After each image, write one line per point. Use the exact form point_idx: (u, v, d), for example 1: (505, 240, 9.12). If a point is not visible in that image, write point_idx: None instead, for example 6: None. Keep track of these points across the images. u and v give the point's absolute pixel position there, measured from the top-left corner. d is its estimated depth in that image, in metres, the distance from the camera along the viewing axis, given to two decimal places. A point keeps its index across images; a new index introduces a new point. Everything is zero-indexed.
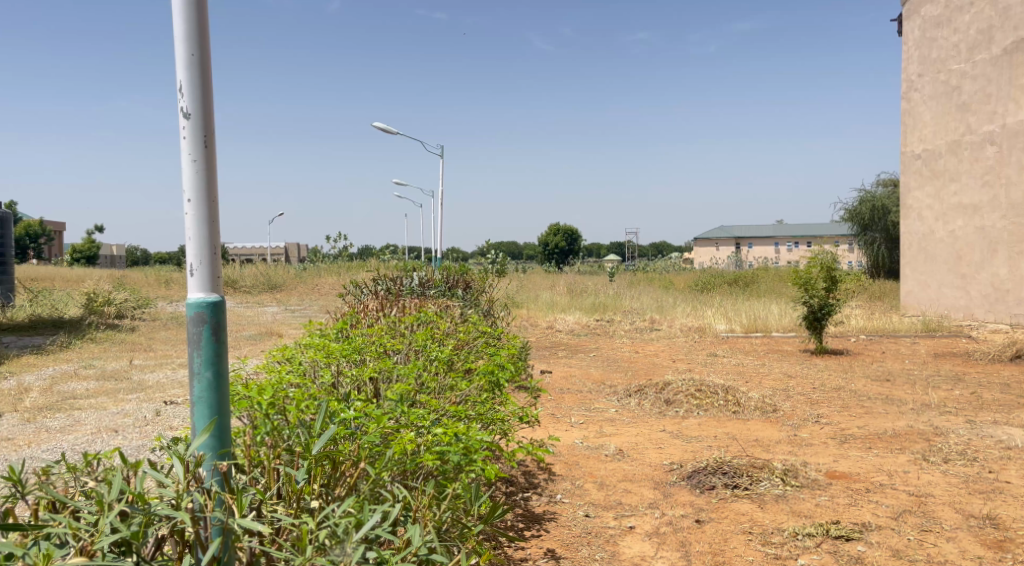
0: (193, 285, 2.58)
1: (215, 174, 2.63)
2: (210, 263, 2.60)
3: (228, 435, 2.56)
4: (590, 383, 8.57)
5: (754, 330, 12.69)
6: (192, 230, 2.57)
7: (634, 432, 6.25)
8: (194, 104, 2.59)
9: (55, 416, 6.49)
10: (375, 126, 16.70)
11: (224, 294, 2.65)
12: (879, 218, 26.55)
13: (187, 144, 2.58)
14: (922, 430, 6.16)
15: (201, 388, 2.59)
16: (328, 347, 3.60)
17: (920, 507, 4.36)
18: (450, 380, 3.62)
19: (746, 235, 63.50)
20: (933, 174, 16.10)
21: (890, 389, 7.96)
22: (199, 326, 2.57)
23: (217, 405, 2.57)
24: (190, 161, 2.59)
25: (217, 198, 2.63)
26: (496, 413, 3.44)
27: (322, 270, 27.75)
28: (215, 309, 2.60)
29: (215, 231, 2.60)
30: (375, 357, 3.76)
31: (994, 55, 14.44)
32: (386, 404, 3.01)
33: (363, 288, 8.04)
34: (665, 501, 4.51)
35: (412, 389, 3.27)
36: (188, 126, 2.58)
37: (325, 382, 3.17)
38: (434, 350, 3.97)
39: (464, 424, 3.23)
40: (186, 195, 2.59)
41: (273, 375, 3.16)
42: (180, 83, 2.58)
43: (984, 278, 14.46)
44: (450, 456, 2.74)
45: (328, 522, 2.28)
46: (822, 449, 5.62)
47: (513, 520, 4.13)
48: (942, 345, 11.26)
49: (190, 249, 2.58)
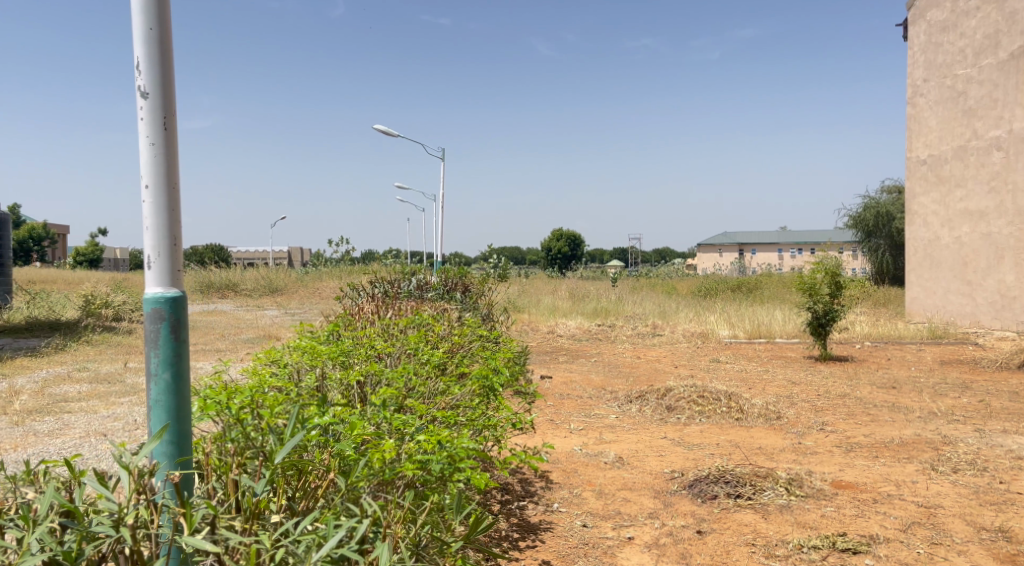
0: (152, 280, 2.55)
1: (175, 157, 2.60)
2: (168, 255, 2.57)
3: (188, 440, 2.53)
4: (590, 389, 8.43)
5: (757, 336, 12.55)
6: (150, 219, 2.54)
7: (635, 439, 6.12)
8: (153, 81, 2.55)
9: (44, 419, 6.38)
10: (378, 128, 16.60)
11: (184, 290, 2.61)
12: (884, 225, 26.43)
13: (145, 125, 2.54)
14: (930, 438, 6.02)
15: (158, 389, 2.53)
16: (314, 349, 3.48)
17: (930, 519, 4.21)
18: (442, 385, 3.48)
19: (749, 241, 63.30)
20: (939, 180, 15.95)
21: (896, 396, 7.81)
22: (156, 322, 2.53)
23: (175, 409, 2.53)
24: (148, 143, 2.55)
25: (177, 183, 2.59)
26: (488, 418, 3.31)
27: (324, 274, 27.65)
28: (174, 305, 2.56)
29: (174, 220, 2.58)
30: (364, 359, 3.63)
31: (1000, 59, 14.30)
32: (368, 409, 2.88)
33: (360, 291, 7.91)
34: (666, 510, 4.37)
35: (400, 392, 3.16)
36: (146, 105, 2.55)
37: (305, 384, 3.06)
38: (426, 352, 3.87)
39: (453, 431, 3.10)
40: (144, 180, 2.55)
41: (255, 376, 3.05)
42: (138, 59, 2.54)
43: (990, 285, 14.32)
44: (432, 466, 2.60)
45: (287, 539, 2.18)
46: (828, 457, 5.48)
47: (508, 530, 4.01)
48: (948, 352, 11.11)
49: (147, 240, 2.54)
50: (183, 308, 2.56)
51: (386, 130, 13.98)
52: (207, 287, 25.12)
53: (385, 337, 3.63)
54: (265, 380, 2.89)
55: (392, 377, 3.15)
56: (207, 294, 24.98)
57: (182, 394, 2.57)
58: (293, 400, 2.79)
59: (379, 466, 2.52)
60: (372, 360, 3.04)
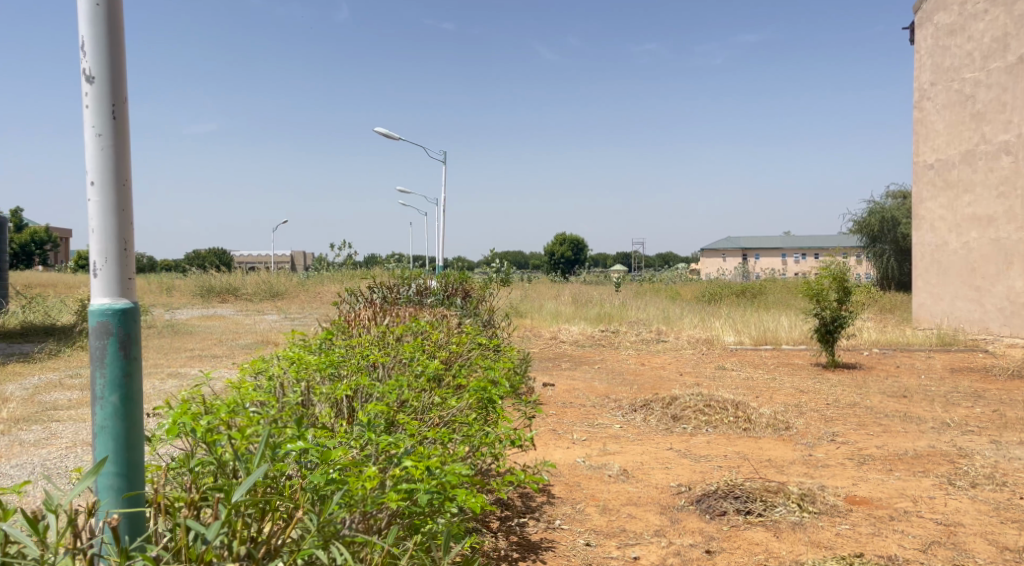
0: (99, 290, 2.43)
1: (125, 150, 2.47)
2: (117, 261, 2.44)
3: (140, 470, 2.45)
4: (593, 397, 8.23)
5: (763, 342, 12.35)
6: (96, 220, 2.41)
7: (640, 451, 5.93)
8: (99, 64, 2.43)
9: (31, 428, 6.21)
10: (379, 132, 16.50)
11: (135, 300, 2.49)
12: (889, 230, 26.20)
13: (90, 114, 2.42)
14: (946, 450, 5.81)
15: (105, 414, 2.42)
16: (303, 359, 3.31)
17: (950, 538, 4.02)
18: (437, 399, 3.28)
19: (753, 246, 63.04)
20: (946, 185, 15.74)
21: (908, 406, 7.61)
22: (103, 338, 2.42)
23: (125, 438, 2.42)
24: (94, 134, 2.43)
25: (127, 181, 2.46)
26: (486, 436, 3.13)
27: (326, 278, 27.51)
28: (122, 318, 2.45)
29: (124, 222, 2.45)
30: (355, 371, 3.45)
31: (1009, 63, 14.12)
32: (352, 431, 2.69)
33: (358, 297, 7.71)
34: (673, 528, 4.18)
35: (392, 408, 2.98)
36: (91, 90, 2.42)
37: (288, 399, 2.89)
38: (422, 361, 3.69)
39: (448, 450, 2.91)
40: (89, 177, 2.43)
41: (235, 390, 2.89)
42: (83, 39, 2.42)
43: (999, 291, 14.10)
44: (419, 496, 2.39)
45: None
46: (840, 471, 5.28)
47: (507, 549, 3.82)
48: (958, 360, 10.89)
49: (93, 243, 2.41)
50: (133, 319, 2.46)
51: (385, 133, 13.80)
52: (208, 291, 24.97)
53: (379, 346, 3.45)
54: (243, 395, 2.72)
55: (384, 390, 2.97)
56: (208, 298, 24.84)
57: (133, 418, 2.45)
58: (272, 416, 2.63)
59: (359, 496, 2.34)
60: (360, 372, 2.86)
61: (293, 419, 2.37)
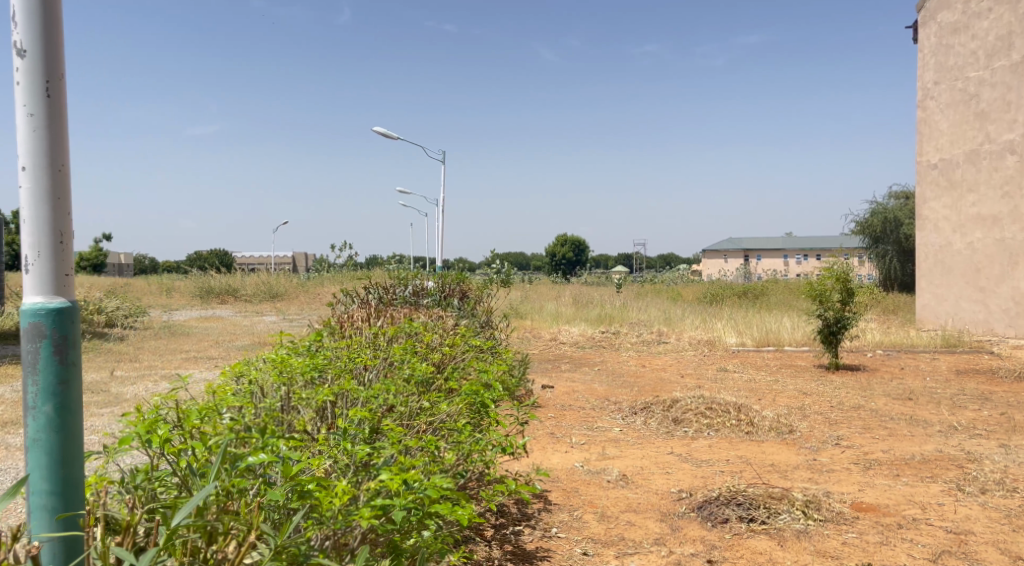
0: (33, 289, 2.31)
1: (61, 131, 2.34)
2: (50, 254, 2.31)
3: (80, 488, 2.34)
4: (593, 399, 8.10)
5: (766, 343, 12.20)
6: (27, 209, 2.28)
7: (640, 455, 5.79)
8: (31, 38, 2.30)
9: (17, 432, 6.08)
10: (378, 131, 16.33)
11: (73, 300, 2.36)
12: (892, 230, 26.06)
13: (21, 92, 2.29)
14: (954, 455, 5.67)
15: (37, 427, 2.30)
16: (287, 361, 3.18)
17: (961, 547, 3.88)
18: (427, 403, 3.12)
19: (755, 247, 62.91)
20: (950, 185, 15.59)
21: (914, 408, 7.46)
22: (35, 340, 2.30)
23: (63, 454, 2.30)
24: (25, 114, 2.30)
25: (62, 166, 2.33)
26: (474, 443, 2.98)
27: (326, 279, 27.40)
28: (58, 319, 2.32)
29: (58, 213, 2.32)
30: (341, 374, 3.31)
31: (1014, 61, 13.98)
32: (328, 440, 2.54)
33: (354, 298, 7.58)
34: (673, 536, 4.04)
35: (376, 413, 2.84)
36: (22, 65, 2.30)
37: (265, 405, 2.76)
38: (412, 363, 3.56)
39: (435, 458, 2.75)
40: (20, 162, 2.29)
41: (209, 397, 2.77)
42: (14, 12, 2.29)
43: (1004, 291, 13.96)
44: (394, 512, 2.23)
45: None
46: (845, 476, 5.14)
47: (502, 559, 3.68)
48: (964, 362, 10.75)
49: (24, 234, 2.28)
50: (70, 320, 2.34)
51: (384, 133, 13.68)
52: (207, 293, 24.85)
53: (365, 348, 3.32)
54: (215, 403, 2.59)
55: (366, 395, 2.84)
56: (207, 300, 24.72)
57: (69, 430, 2.33)
58: (241, 426, 2.51)
59: (327, 514, 2.19)
60: (339, 378, 2.73)
61: (258, 432, 2.24)
